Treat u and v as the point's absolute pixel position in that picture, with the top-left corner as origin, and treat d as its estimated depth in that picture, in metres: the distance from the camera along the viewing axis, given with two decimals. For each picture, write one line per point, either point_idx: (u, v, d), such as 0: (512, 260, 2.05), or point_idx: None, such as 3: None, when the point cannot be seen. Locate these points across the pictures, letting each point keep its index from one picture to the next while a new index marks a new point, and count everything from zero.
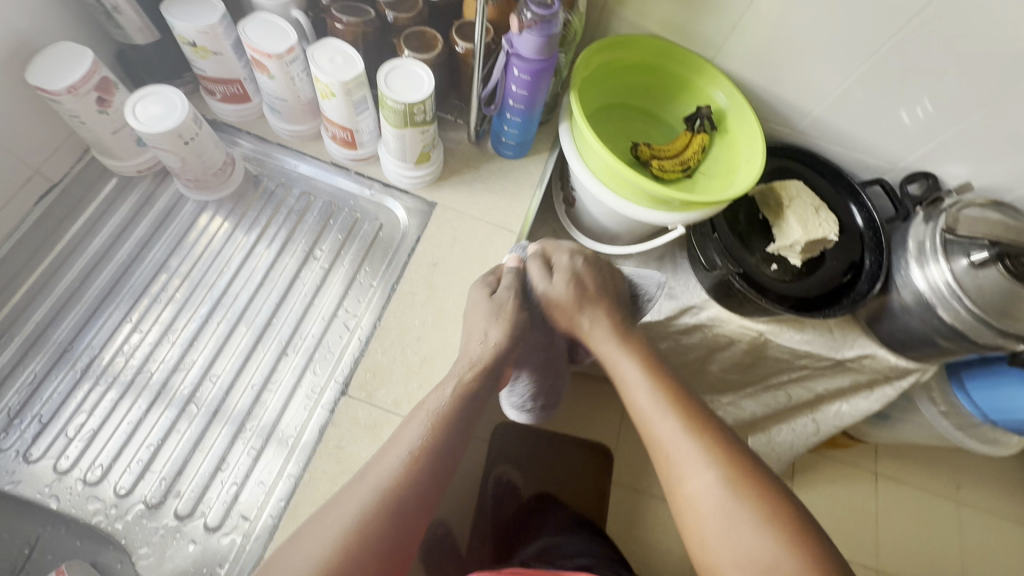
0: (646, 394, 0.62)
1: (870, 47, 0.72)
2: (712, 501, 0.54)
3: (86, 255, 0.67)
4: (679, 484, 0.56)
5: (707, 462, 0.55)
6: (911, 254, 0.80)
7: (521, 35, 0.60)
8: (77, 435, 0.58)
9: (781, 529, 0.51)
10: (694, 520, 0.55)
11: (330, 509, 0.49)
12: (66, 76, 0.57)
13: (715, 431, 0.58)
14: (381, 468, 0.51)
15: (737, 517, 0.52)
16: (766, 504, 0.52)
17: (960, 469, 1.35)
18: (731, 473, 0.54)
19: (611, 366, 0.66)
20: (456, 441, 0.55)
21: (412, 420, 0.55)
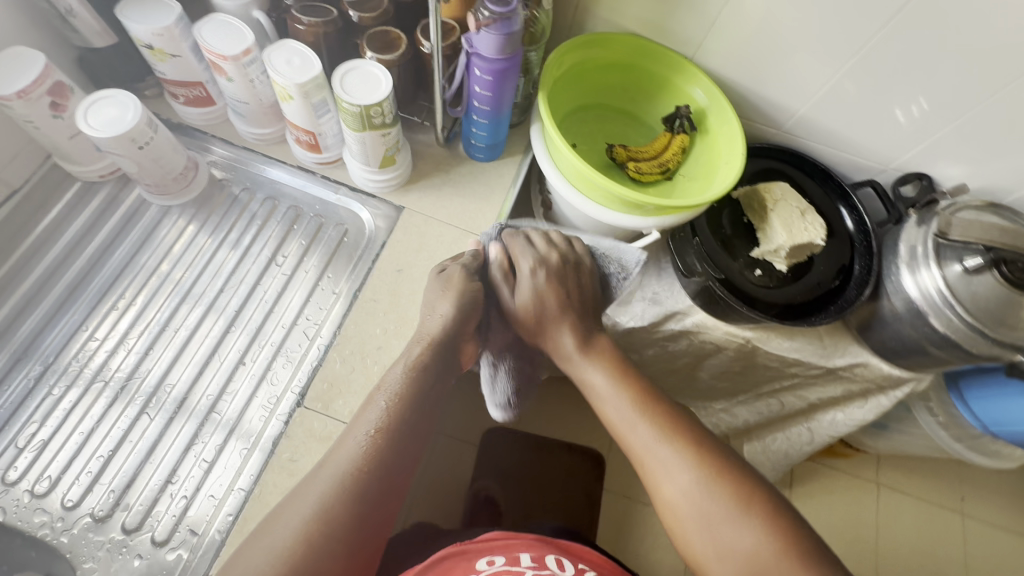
0: (617, 408, 0.59)
1: (855, 41, 0.69)
2: (693, 500, 0.52)
3: (46, 261, 0.66)
4: (658, 490, 0.54)
5: (681, 464, 0.53)
6: (903, 260, 0.75)
7: (479, 33, 0.58)
8: (26, 445, 0.58)
9: (762, 521, 0.49)
10: (676, 522, 0.53)
11: (288, 508, 0.46)
12: (17, 80, 0.55)
13: (687, 430, 0.56)
14: (341, 454, 0.49)
15: (715, 512, 0.50)
16: (744, 493, 0.51)
17: (965, 480, 1.30)
18: (706, 470, 0.53)
19: (581, 380, 0.63)
20: (420, 420, 0.53)
21: (369, 403, 0.52)
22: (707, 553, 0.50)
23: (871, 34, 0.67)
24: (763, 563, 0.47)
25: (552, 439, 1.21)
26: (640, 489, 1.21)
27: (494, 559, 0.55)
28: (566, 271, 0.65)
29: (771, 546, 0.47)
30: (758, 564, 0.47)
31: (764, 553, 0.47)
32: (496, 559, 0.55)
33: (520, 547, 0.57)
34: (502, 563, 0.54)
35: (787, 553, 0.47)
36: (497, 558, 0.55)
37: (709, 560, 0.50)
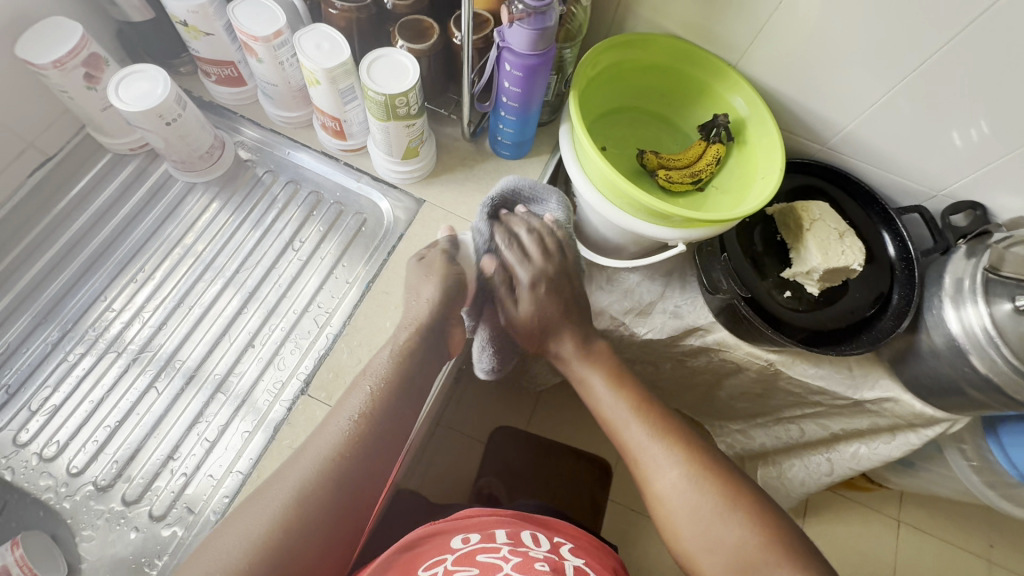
0: (611, 405, 0.60)
1: (914, 56, 0.64)
2: (682, 495, 0.53)
3: (73, 229, 0.67)
4: (649, 486, 0.55)
5: (673, 460, 0.55)
6: (947, 293, 0.71)
7: (512, 27, 0.56)
8: (39, 409, 0.60)
9: (748, 519, 0.51)
10: (667, 517, 0.54)
11: (268, 487, 0.47)
12: (54, 50, 0.56)
13: (678, 431, 0.57)
14: (323, 439, 0.50)
15: (706, 507, 0.52)
16: (732, 492, 0.53)
17: (996, 526, 1.23)
18: (697, 469, 0.54)
19: (581, 381, 0.64)
20: (403, 408, 0.55)
21: (355, 388, 0.54)
22: (695, 547, 0.51)
23: (932, 48, 0.63)
24: (750, 554, 0.49)
25: (560, 444, 1.19)
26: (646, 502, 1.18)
27: (468, 537, 0.53)
28: (563, 275, 0.65)
29: (758, 541, 0.50)
30: (745, 556, 0.49)
31: (751, 545, 0.49)
32: (471, 537, 0.53)
33: (494, 526, 0.55)
34: (477, 540, 0.52)
35: (773, 548, 0.49)
36: (472, 536, 0.53)
37: (697, 552, 0.51)
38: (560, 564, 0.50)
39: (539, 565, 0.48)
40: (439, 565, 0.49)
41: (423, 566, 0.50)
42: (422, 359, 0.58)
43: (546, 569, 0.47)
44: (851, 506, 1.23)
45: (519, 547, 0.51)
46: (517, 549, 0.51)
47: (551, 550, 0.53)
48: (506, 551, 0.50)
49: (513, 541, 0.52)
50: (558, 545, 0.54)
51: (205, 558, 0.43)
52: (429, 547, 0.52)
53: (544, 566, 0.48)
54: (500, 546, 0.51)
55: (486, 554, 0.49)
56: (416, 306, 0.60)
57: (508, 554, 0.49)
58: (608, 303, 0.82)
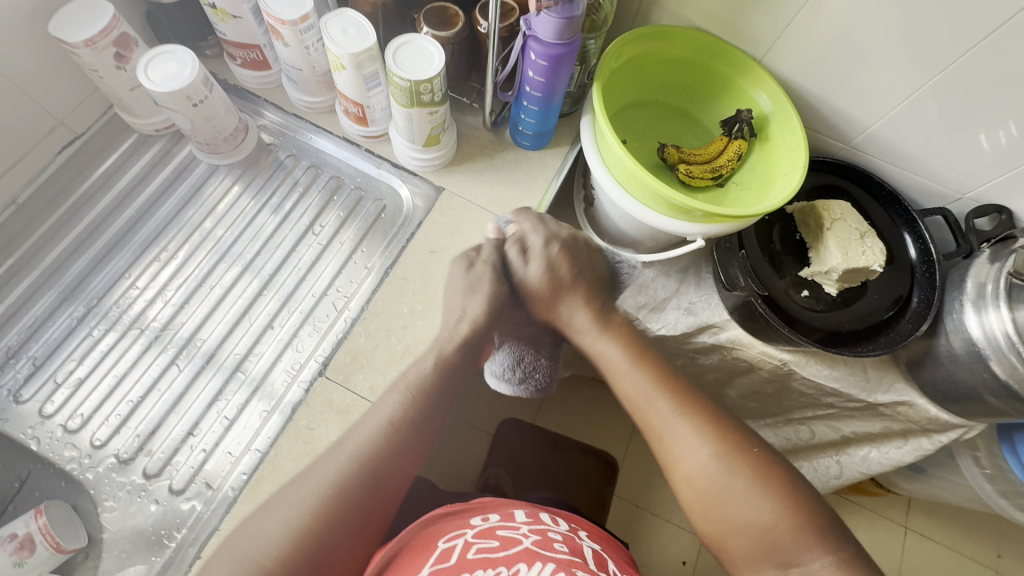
0: (635, 386, 0.59)
1: (945, 55, 0.63)
2: (711, 475, 0.53)
3: (99, 207, 0.68)
4: (676, 465, 0.55)
5: (701, 439, 0.54)
6: (968, 297, 0.70)
7: (539, 16, 0.56)
8: (64, 381, 0.61)
9: (780, 497, 0.50)
10: (693, 496, 0.53)
11: (302, 482, 0.48)
12: (86, 30, 0.57)
13: (706, 409, 0.57)
14: (355, 438, 0.51)
15: (734, 488, 0.51)
16: (764, 470, 0.52)
17: (1005, 535, 1.22)
18: (726, 448, 0.53)
19: (604, 362, 0.63)
20: (434, 413, 0.55)
21: (392, 390, 0.54)
22: (724, 525, 0.51)
23: (965, 48, 0.62)
24: (779, 535, 0.49)
25: (568, 438, 1.19)
26: (653, 499, 1.18)
27: (488, 516, 0.52)
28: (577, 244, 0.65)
29: (789, 522, 0.49)
30: (775, 535, 0.49)
31: (781, 525, 0.49)
32: (490, 516, 0.52)
33: (513, 508, 0.55)
34: (497, 519, 0.52)
35: (804, 528, 0.49)
36: (491, 516, 0.52)
37: (725, 532, 0.51)
38: (578, 545, 0.50)
39: (558, 545, 0.48)
40: (460, 538, 0.48)
41: (443, 539, 0.49)
42: (456, 372, 0.58)
43: (566, 549, 0.47)
44: (858, 510, 1.22)
45: (538, 526, 0.51)
46: (536, 528, 0.50)
47: (570, 531, 0.53)
48: (526, 529, 0.50)
49: (532, 520, 0.52)
50: (576, 529, 0.54)
51: (245, 540, 0.44)
52: (448, 523, 0.51)
53: (563, 546, 0.48)
54: (520, 525, 0.50)
55: (506, 530, 0.49)
56: (459, 326, 0.60)
57: (528, 532, 0.49)
58: (623, 297, 0.82)
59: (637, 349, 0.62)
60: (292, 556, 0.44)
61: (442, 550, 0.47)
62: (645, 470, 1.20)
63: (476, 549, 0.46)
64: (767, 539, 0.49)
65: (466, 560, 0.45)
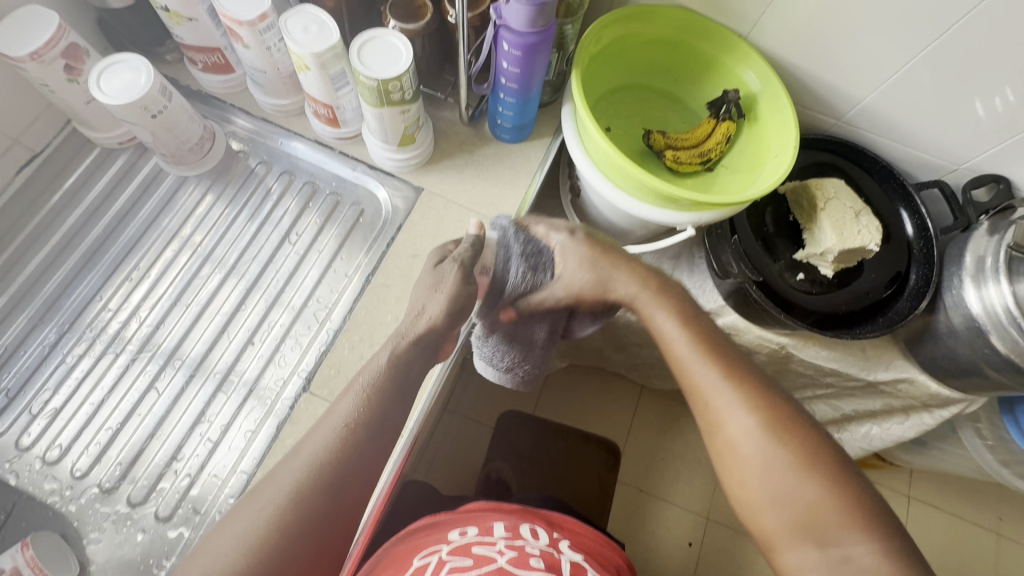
0: (692, 357, 0.52)
1: (938, 22, 0.60)
2: (754, 448, 0.47)
3: (66, 226, 0.66)
4: (719, 430, 0.49)
5: (748, 407, 0.48)
6: (967, 272, 0.68)
7: (509, 4, 0.53)
8: (40, 412, 0.59)
9: (827, 471, 0.45)
10: (736, 464, 0.48)
11: (258, 497, 0.44)
12: (30, 42, 0.54)
13: (762, 385, 0.50)
14: (312, 444, 0.46)
15: (777, 460, 0.46)
16: (821, 454, 0.46)
17: (1007, 499, 1.22)
18: (773, 416, 0.48)
19: (641, 313, 0.55)
20: (394, 414, 0.49)
21: (345, 393, 0.49)
22: (763, 499, 0.47)
23: (959, 13, 0.59)
24: (824, 514, 0.44)
25: (568, 427, 1.18)
26: (655, 483, 1.17)
27: (466, 530, 0.51)
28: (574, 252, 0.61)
29: (835, 504, 0.44)
30: (818, 514, 0.44)
31: (824, 502, 0.44)
32: (468, 530, 0.51)
33: (493, 519, 0.53)
34: (474, 533, 0.50)
35: (851, 513, 0.44)
36: (469, 529, 0.51)
37: (764, 504, 0.46)
38: (556, 560, 0.48)
39: (534, 561, 0.46)
40: (435, 555, 0.47)
41: (418, 556, 0.48)
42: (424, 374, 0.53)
43: (542, 565, 0.46)
44: None
45: (516, 541, 0.49)
46: (513, 543, 0.49)
47: (550, 544, 0.51)
48: (502, 544, 0.48)
49: (511, 535, 0.50)
50: (557, 540, 0.52)
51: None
52: (426, 539, 0.51)
53: (540, 562, 0.46)
54: (496, 540, 0.49)
55: (481, 547, 0.48)
56: (416, 322, 0.52)
57: (504, 548, 0.48)
58: None
59: (686, 306, 0.54)
60: (255, 569, 0.41)
61: (417, 568, 0.46)
62: (646, 456, 1.20)
63: (449, 568, 0.45)
64: (809, 521, 0.44)
65: None
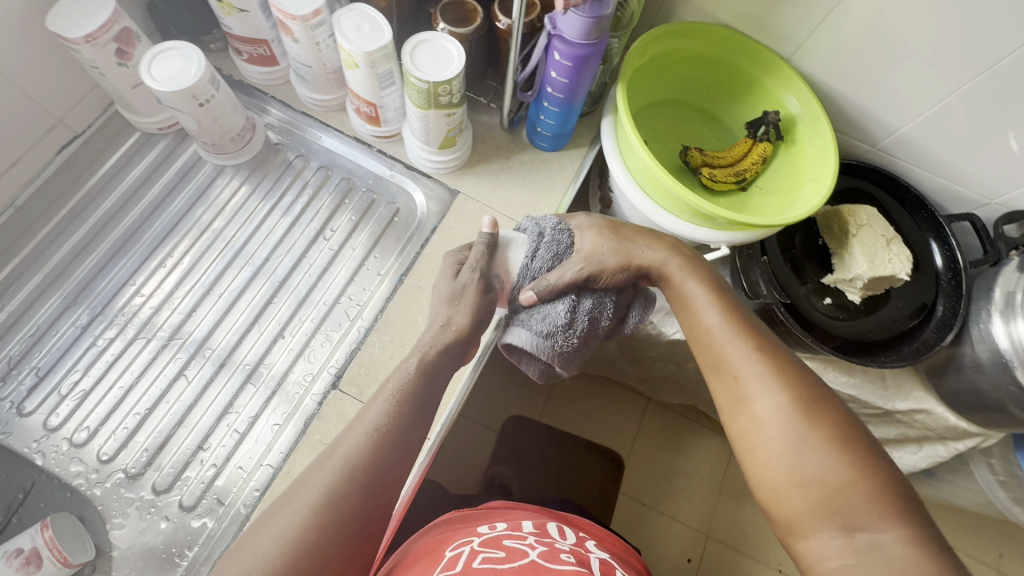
0: (715, 319, 0.53)
1: (988, 56, 0.60)
2: (783, 424, 0.46)
3: (102, 208, 0.66)
4: (744, 406, 0.49)
5: (775, 382, 0.48)
6: (996, 306, 0.68)
7: (565, 14, 0.53)
8: (69, 393, 0.59)
9: (857, 451, 0.44)
10: (761, 440, 0.47)
11: (291, 499, 0.44)
12: (85, 25, 0.54)
13: (798, 369, 0.49)
14: (345, 446, 0.46)
15: (810, 441, 0.45)
16: (844, 426, 0.45)
17: (1009, 536, 1.21)
18: (804, 396, 0.47)
19: (674, 282, 0.57)
20: (422, 416, 0.51)
21: (377, 397, 0.50)
22: (783, 480, 0.45)
23: (1012, 47, 0.58)
24: (853, 496, 0.42)
25: (575, 435, 1.18)
26: (659, 497, 1.17)
27: (494, 524, 0.51)
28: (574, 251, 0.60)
29: (867, 487, 0.42)
30: (842, 497, 0.42)
31: (852, 487, 0.42)
32: (496, 525, 0.51)
33: (521, 518, 0.53)
34: (504, 527, 0.51)
35: (885, 500, 0.42)
36: (497, 524, 0.52)
37: (787, 484, 0.45)
38: (586, 557, 0.48)
39: (564, 556, 0.46)
40: (466, 546, 0.47)
41: (450, 547, 0.48)
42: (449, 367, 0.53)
43: (571, 560, 0.45)
44: None
45: (545, 538, 0.49)
46: (543, 539, 0.49)
47: (577, 543, 0.51)
48: (532, 539, 0.49)
49: (539, 532, 0.51)
50: (583, 540, 0.52)
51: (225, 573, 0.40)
52: (454, 532, 0.51)
53: (570, 557, 0.46)
54: (527, 535, 0.49)
55: (512, 540, 0.48)
56: (444, 332, 0.55)
57: (534, 543, 0.48)
58: None
59: (723, 291, 0.56)
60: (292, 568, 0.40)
61: (448, 558, 0.46)
62: (650, 470, 1.19)
63: (482, 558, 0.45)
64: (837, 500, 0.42)
65: (472, 569, 0.43)
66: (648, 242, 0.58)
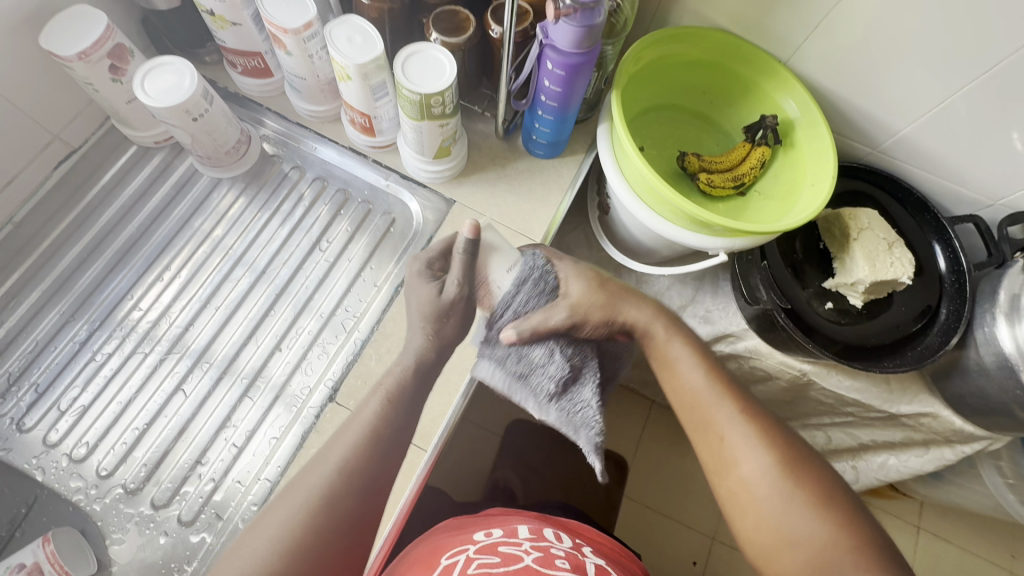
0: (698, 383, 0.55)
1: (989, 56, 0.59)
2: (768, 487, 0.48)
3: (99, 222, 0.66)
4: (731, 469, 0.51)
5: (760, 444, 0.50)
6: (1000, 309, 0.67)
7: (556, 24, 0.52)
8: (68, 409, 0.59)
9: (835, 507, 0.47)
10: (749, 504, 0.49)
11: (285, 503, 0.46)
12: (78, 42, 0.54)
13: (777, 428, 0.51)
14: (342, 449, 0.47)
15: (791, 501, 0.47)
16: (824, 482, 0.48)
17: (1020, 537, 1.19)
18: (785, 455, 0.49)
19: (659, 350, 0.58)
20: (409, 418, 0.52)
21: (371, 395, 0.53)
22: (775, 538, 0.47)
23: (1013, 47, 0.57)
24: (837, 552, 0.45)
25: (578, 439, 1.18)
26: (663, 500, 1.17)
27: (491, 532, 0.51)
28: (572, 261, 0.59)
29: (847, 543, 0.45)
30: (830, 555, 0.45)
31: (838, 546, 0.45)
32: (493, 532, 0.51)
33: (517, 523, 0.53)
34: (500, 534, 0.51)
35: (866, 552, 0.44)
36: (494, 531, 0.52)
37: (774, 547, 0.47)
38: (581, 562, 0.48)
39: (559, 561, 0.46)
40: (462, 554, 0.47)
41: (446, 555, 0.48)
42: (426, 378, 0.55)
43: (568, 566, 0.45)
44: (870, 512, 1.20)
45: (540, 542, 0.49)
46: (538, 544, 0.49)
47: (573, 547, 0.50)
48: (527, 545, 0.48)
49: (535, 537, 0.51)
50: (580, 545, 0.52)
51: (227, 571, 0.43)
52: (452, 539, 0.51)
53: (566, 562, 0.46)
54: (522, 542, 0.49)
55: (507, 546, 0.48)
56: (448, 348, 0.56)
57: (529, 548, 0.48)
58: None
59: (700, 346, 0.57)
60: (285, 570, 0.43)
61: (444, 565, 0.46)
62: (655, 472, 1.18)
63: (477, 564, 0.45)
64: (820, 558, 0.45)
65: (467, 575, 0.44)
66: (635, 301, 0.58)
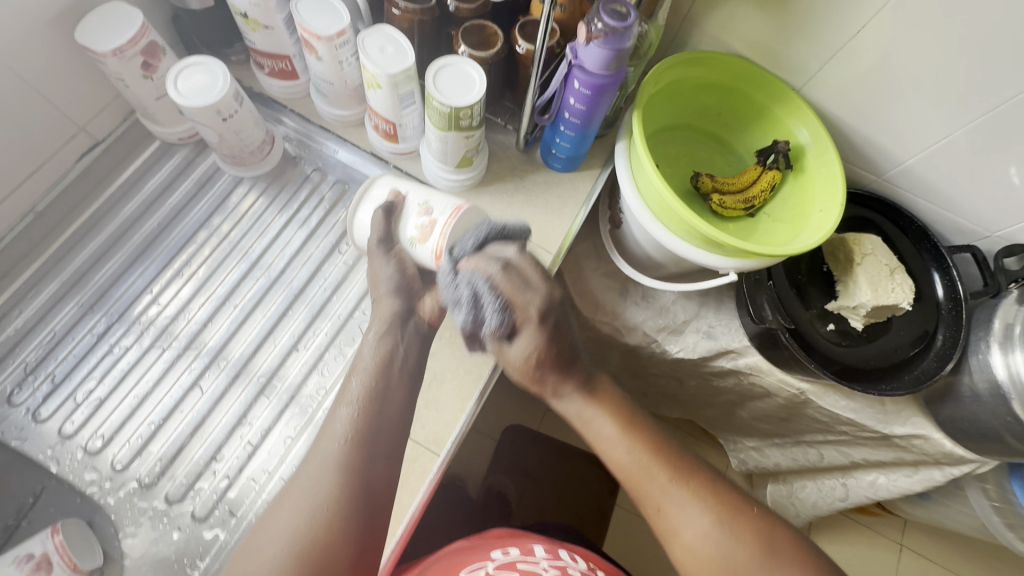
0: (622, 452, 0.55)
1: (994, 96, 0.62)
2: (715, 547, 0.49)
3: (120, 216, 0.67)
4: (675, 536, 0.51)
5: (698, 506, 0.51)
6: (995, 338, 0.70)
7: (587, 46, 0.54)
8: (84, 401, 0.60)
9: (786, 559, 0.48)
10: (699, 569, 0.50)
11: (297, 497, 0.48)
12: (114, 38, 0.55)
13: (714, 486, 0.52)
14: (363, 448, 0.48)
15: (743, 562, 0.48)
16: (771, 537, 0.49)
17: (1000, 556, 1.22)
18: (725, 512, 0.50)
19: (580, 426, 0.57)
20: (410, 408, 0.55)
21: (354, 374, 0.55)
22: None
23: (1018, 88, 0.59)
24: None
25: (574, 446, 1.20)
26: None
27: (507, 550, 0.54)
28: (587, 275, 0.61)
29: None
30: None
31: None
32: (510, 551, 0.53)
33: (531, 542, 0.55)
34: (517, 553, 0.53)
35: None
36: (511, 550, 0.54)
37: None
38: None
39: None
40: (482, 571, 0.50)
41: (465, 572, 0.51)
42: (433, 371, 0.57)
43: None
44: (855, 527, 1.23)
45: (557, 561, 0.52)
46: (556, 564, 0.51)
47: (588, 567, 0.53)
48: (546, 565, 0.51)
49: (551, 556, 0.53)
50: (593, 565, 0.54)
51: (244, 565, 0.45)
52: (469, 557, 0.54)
53: None
54: (540, 561, 0.52)
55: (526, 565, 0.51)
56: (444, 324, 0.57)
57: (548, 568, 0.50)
58: (643, 319, 0.83)
59: (623, 410, 0.57)
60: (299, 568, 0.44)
61: None
62: None
63: None
64: None
65: None
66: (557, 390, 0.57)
